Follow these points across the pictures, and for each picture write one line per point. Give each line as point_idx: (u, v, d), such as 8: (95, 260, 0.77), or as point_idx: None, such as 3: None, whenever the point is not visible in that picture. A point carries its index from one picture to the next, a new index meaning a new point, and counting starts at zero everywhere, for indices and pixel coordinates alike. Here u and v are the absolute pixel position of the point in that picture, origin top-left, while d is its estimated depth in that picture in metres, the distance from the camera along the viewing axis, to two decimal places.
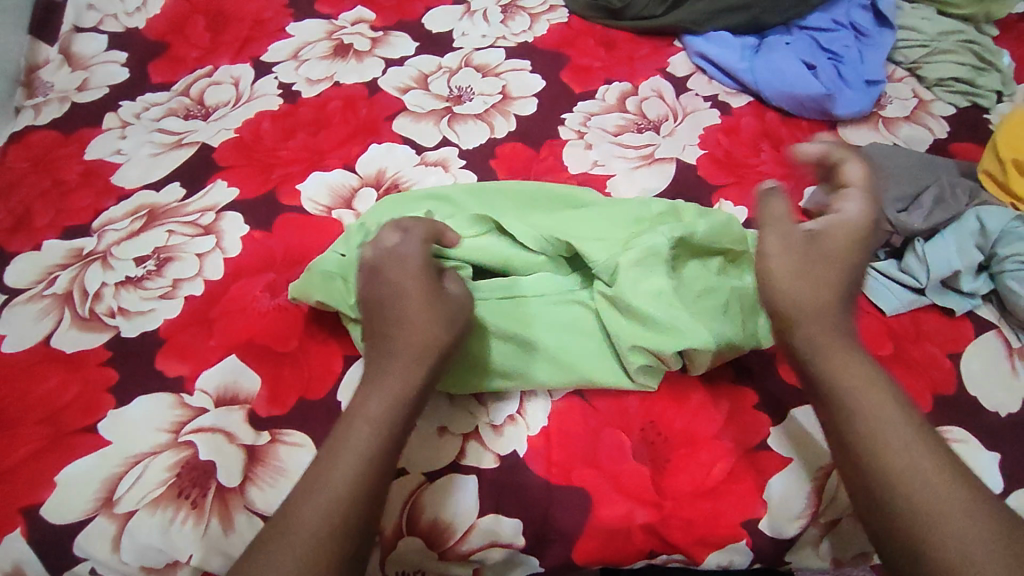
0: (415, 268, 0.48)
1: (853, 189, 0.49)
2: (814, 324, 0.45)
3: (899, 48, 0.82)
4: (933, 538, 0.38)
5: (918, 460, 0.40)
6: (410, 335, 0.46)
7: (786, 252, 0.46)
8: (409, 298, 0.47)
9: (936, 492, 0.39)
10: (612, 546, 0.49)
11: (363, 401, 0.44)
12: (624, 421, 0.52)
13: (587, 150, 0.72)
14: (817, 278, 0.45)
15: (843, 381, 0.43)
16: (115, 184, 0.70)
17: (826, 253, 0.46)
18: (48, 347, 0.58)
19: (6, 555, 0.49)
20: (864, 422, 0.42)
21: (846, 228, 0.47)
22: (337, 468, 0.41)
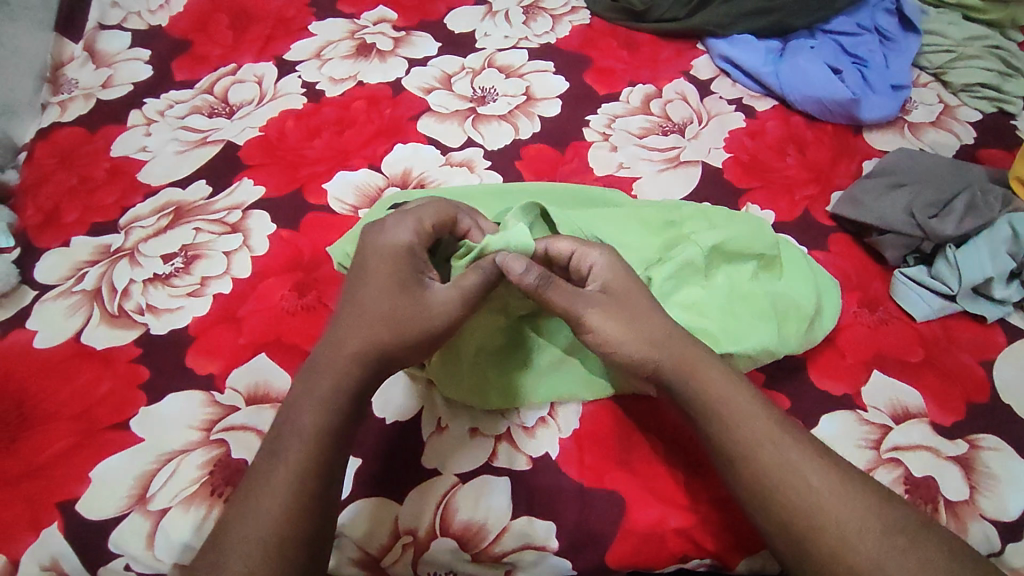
0: (388, 269, 0.49)
1: (582, 248, 0.51)
2: (670, 358, 0.48)
3: (924, 53, 0.81)
4: (819, 526, 0.42)
5: (793, 455, 0.45)
6: (350, 342, 0.47)
7: (600, 317, 0.48)
8: (368, 306, 0.48)
9: (812, 481, 0.44)
10: (646, 551, 0.49)
11: (293, 416, 0.45)
12: (658, 424, 0.53)
13: (612, 152, 0.72)
14: (643, 334, 0.48)
15: (716, 395, 0.47)
16: (142, 181, 0.70)
17: (626, 306, 0.49)
18: (78, 344, 0.58)
19: (42, 551, 0.49)
20: (744, 430, 0.46)
21: (617, 274, 0.50)
22: (270, 485, 0.43)
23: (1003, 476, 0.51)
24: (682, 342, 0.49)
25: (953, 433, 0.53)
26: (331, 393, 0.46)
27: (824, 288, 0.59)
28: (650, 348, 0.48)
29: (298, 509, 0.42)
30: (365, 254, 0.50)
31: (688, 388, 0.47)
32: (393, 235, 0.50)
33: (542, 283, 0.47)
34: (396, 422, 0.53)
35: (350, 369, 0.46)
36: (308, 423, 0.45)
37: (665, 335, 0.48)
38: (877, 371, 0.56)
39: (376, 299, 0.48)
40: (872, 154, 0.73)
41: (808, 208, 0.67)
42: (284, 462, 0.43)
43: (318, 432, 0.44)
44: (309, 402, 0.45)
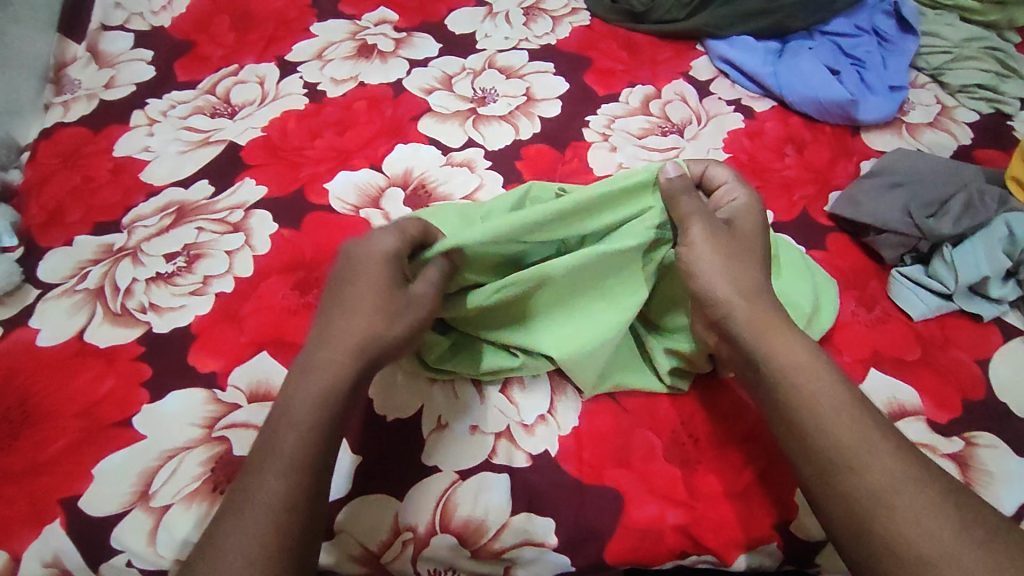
0: (376, 269, 0.49)
1: (733, 184, 0.57)
2: (748, 312, 0.49)
3: (922, 54, 0.82)
4: (890, 505, 0.42)
5: (869, 433, 0.44)
6: (343, 337, 0.47)
7: (703, 234, 0.51)
8: (361, 304, 0.48)
9: (884, 461, 0.43)
10: (643, 546, 0.49)
11: (287, 404, 0.46)
12: (655, 421, 0.53)
13: (612, 152, 0.73)
14: (735, 280, 0.51)
15: (788, 361, 0.47)
16: (144, 181, 0.70)
17: (733, 244, 0.52)
18: (81, 342, 0.58)
19: (44, 546, 0.50)
20: (817, 400, 0.46)
21: (748, 218, 0.54)
22: (268, 481, 0.43)
23: (998, 473, 0.52)
24: (758, 300, 0.50)
25: (949, 431, 0.54)
26: (328, 387, 0.46)
27: (822, 287, 0.59)
28: (734, 292, 0.50)
29: (292, 501, 0.43)
30: (352, 261, 0.50)
31: (760, 352, 0.48)
32: (378, 241, 0.51)
33: (670, 199, 0.53)
34: (395, 420, 0.53)
35: (346, 363, 0.47)
36: (302, 413, 0.45)
37: (753, 280, 0.51)
38: (874, 370, 0.57)
39: (364, 306, 0.48)
40: (870, 155, 0.73)
41: (806, 208, 0.67)
42: (280, 457, 0.44)
43: (315, 425, 0.45)
44: (303, 395, 0.46)
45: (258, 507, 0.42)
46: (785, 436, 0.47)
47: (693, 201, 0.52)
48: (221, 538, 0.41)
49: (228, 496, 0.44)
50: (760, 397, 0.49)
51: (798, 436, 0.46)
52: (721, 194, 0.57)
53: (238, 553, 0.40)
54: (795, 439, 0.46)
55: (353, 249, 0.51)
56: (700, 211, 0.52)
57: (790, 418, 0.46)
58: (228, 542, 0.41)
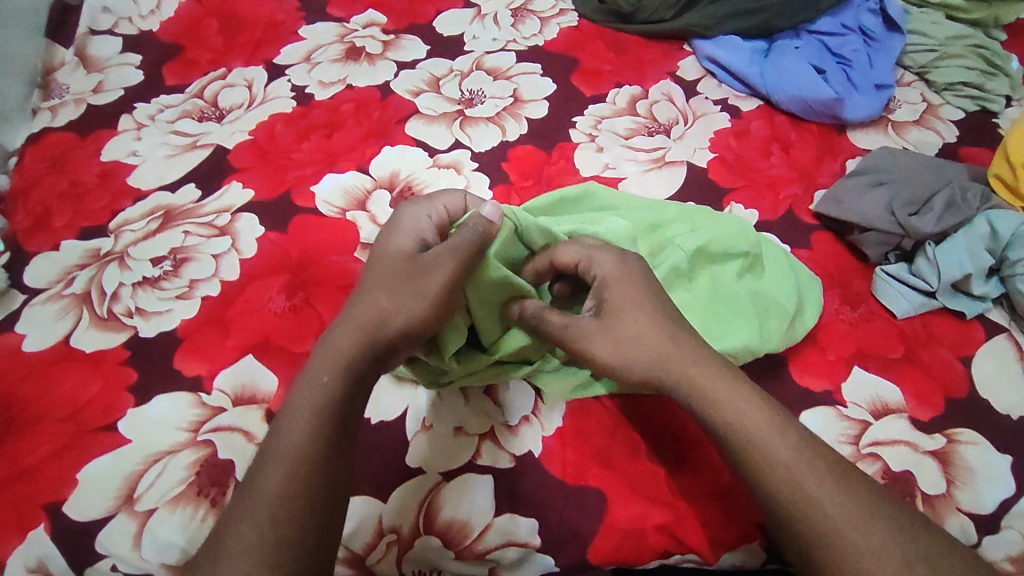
0: (401, 246, 0.50)
1: (593, 255, 0.51)
2: (676, 375, 0.47)
3: (908, 52, 0.82)
4: (833, 553, 0.42)
5: (812, 481, 0.44)
6: (358, 319, 0.48)
7: (592, 332, 0.49)
8: (381, 283, 0.49)
9: (829, 511, 0.43)
10: (627, 546, 0.49)
11: (294, 399, 0.46)
12: (639, 421, 0.54)
13: (598, 152, 0.73)
14: (630, 362, 0.48)
15: (733, 417, 0.46)
16: (131, 185, 0.70)
17: (616, 326, 0.49)
18: (67, 347, 0.59)
19: (29, 551, 0.50)
20: (764, 456, 0.44)
21: (617, 285, 0.50)
22: (272, 474, 0.43)
23: (979, 470, 0.52)
24: (689, 359, 0.48)
25: (931, 428, 0.54)
26: (336, 370, 0.46)
27: (806, 285, 0.59)
28: (648, 374, 0.48)
29: (301, 491, 0.43)
30: (385, 238, 0.51)
31: (699, 411, 0.47)
32: (404, 219, 0.52)
33: (535, 319, 0.50)
34: (380, 421, 0.53)
35: (352, 349, 0.47)
36: (307, 405, 0.45)
37: (667, 349, 0.48)
38: (857, 367, 0.57)
39: (382, 282, 0.49)
40: (855, 154, 0.73)
41: (791, 207, 0.68)
42: (284, 448, 0.44)
43: (320, 415, 0.45)
44: (309, 385, 0.46)
45: (263, 500, 0.43)
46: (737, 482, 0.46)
47: (555, 312, 0.50)
48: (230, 532, 0.42)
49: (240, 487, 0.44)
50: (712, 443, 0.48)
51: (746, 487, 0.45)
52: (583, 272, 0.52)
53: (244, 548, 0.41)
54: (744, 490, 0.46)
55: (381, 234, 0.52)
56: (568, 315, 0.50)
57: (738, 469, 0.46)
58: (236, 535, 0.42)
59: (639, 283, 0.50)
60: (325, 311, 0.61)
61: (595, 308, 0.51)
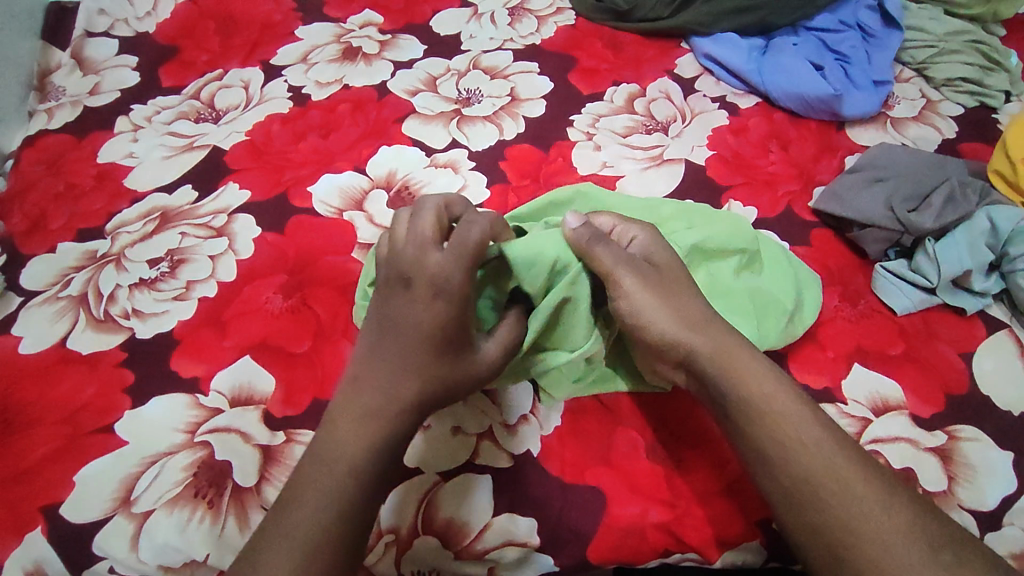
0: (442, 312, 0.46)
1: (623, 224, 0.54)
2: (710, 345, 0.48)
3: (906, 48, 0.82)
4: (856, 531, 0.42)
5: (835, 461, 0.44)
6: (397, 390, 0.46)
7: (638, 283, 0.49)
8: (417, 356, 0.46)
9: (853, 490, 0.43)
10: (627, 546, 0.49)
11: (329, 453, 0.44)
12: (638, 421, 0.53)
13: (596, 151, 0.72)
14: (678, 316, 0.49)
15: (754, 392, 0.46)
16: (128, 187, 0.70)
17: (666, 282, 0.50)
18: (64, 349, 0.58)
19: (25, 555, 0.49)
20: (785, 433, 0.45)
21: (660, 253, 0.52)
22: (305, 527, 0.42)
23: (980, 467, 0.52)
24: (716, 332, 0.49)
25: (932, 425, 0.54)
26: (376, 434, 0.45)
27: (805, 282, 0.59)
28: (686, 331, 0.48)
29: (337, 548, 0.42)
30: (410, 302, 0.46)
31: (723, 382, 0.47)
32: (445, 274, 0.46)
33: (590, 246, 0.50)
34: None
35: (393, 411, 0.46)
36: (336, 455, 0.44)
37: (703, 313, 0.50)
38: (857, 365, 0.57)
39: (426, 351, 0.46)
40: (854, 150, 0.73)
41: (789, 204, 0.67)
42: (321, 502, 0.43)
43: (354, 475, 0.44)
44: (343, 441, 0.44)
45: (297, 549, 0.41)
46: (750, 463, 0.46)
47: (609, 249, 0.50)
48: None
49: (258, 535, 0.43)
50: (727, 427, 0.48)
51: (766, 464, 0.45)
52: (619, 235, 0.54)
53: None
54: (761, 471, 0.45)
55: (396, 293, 0.47)
56: (620, 255, 0.50)
57: (756, 449, 0.45)
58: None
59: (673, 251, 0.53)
60: (322, 312, 0.60)
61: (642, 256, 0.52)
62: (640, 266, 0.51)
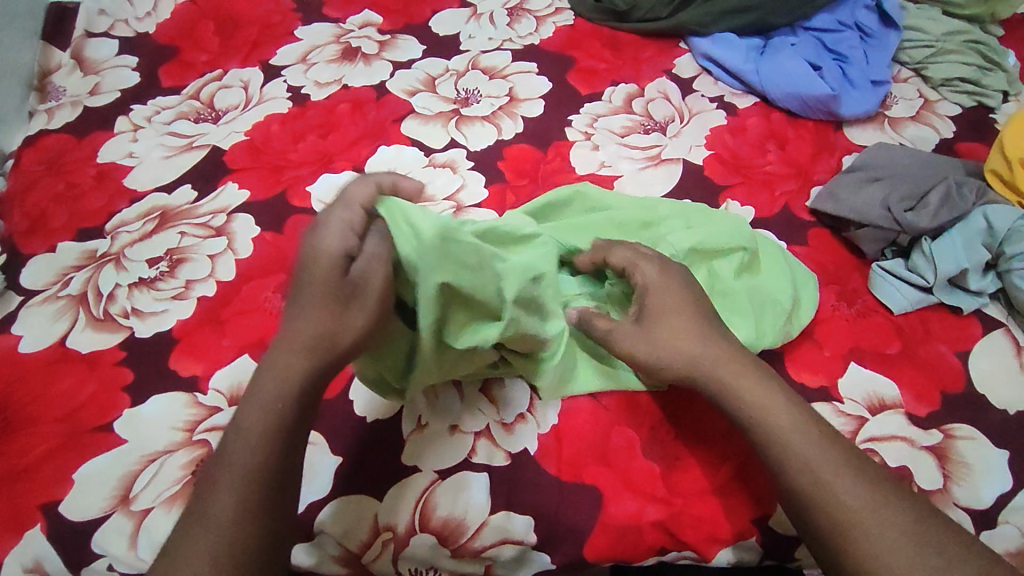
0: (321, 253, 0.44)
1: (632, 264, 0.52)
2: (713, 369, 0.48)
3: (904, 48, 0.82)
4: (848, 541, 0.43)
5: (831, 471, 0.44)
6: (294, 341, 0.44)
7: (636, 347, 0.49)
8: (308, 301, 0.44)
9: (849, 500, 0.43)
10: (623, 544, 0.50)
11: (241, 414, 0.44)
12: (635, 418, 0.54)
13: (594, 151, 0.73)
14: (678, 365, 0.49)
15: (756, 406, 0.47)
16: (128, 186, 0.70)
17: (664, 334, 0.49)
18: (63, 348, 0.59)
19: (26, 551, 0.50)
20: (781, 445, 0.46)
21: (655, 293, 0.51)
22: (220, 494, 0.42)
23: (976, 466, 0.52)
24: (714, 353, 0.49)
25: (928, 424, 0.54)
26: (279, 392, 0.44)
27: (802, 282, 0.59)
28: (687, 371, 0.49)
29: (247, 513, 0.42)
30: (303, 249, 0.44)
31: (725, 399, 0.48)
32: (325, 219, 0.45)
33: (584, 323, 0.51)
34: (376, 420, 0.54)
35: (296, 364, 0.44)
36: (249, 424, 0.43)
37: (704, 348, 0.49)
38: (854, 363, 0.57)
39: (313, 299, 0.44)
40: (852, 150, 0.73)
41: (787, 203, 0.67)
42: (231, 467, 0.43)
43: (262, 435, 0.43)
44: (254, 403, 0.44)
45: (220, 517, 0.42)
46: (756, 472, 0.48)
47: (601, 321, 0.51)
48: (185, 546, 0.41)
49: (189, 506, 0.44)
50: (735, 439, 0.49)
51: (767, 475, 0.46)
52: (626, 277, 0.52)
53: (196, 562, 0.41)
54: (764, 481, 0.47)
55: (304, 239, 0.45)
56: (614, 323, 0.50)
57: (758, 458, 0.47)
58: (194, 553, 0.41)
59: (680, 288, 0.51)
60: None
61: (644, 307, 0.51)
62: (635, 326, 0.50)
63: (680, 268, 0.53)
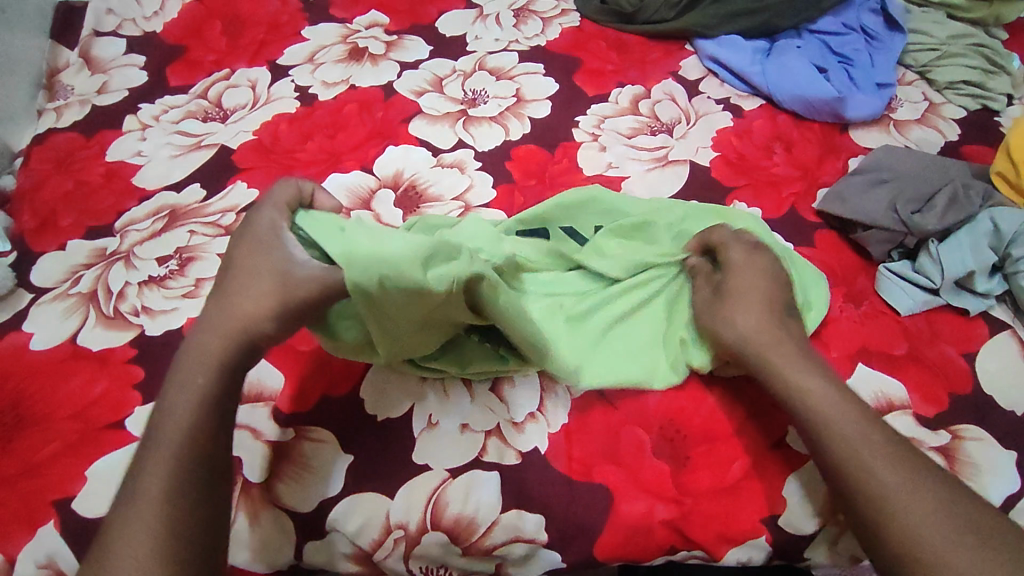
0: (246, 247, 0.49)
1: (731, 244, 0.56)
2: (758, 346, 0.51)
3: (909, 52, 0.82)
4: (888, 515, 0.43)
5: (869, 451, 0.46)
6: (219, 325, 0.48)
7: (718, 314, 0.53)
8: (233, 292, 0.49)
9: (885, 478, 0.44)
10: (633, 542, 0.50)
11: (173, 397, 0.46)
12: (644, 418, 0.54)
13: (601, 152, 0.73)
14: (747, 329, 0.52)
15: (797, 386, 0.49)
16: (137, 185, 0.71)
17: (740, 302, 0.52)
18: (74, 345, 0.59)
19: (38, 548, 0.50)
20: (826, 425, 0.47)
21: (739, 270, 0.54)
22: (149, 476, 0.44)
23: (983, 466, 0.52)
24: (767, 335, 0.51)
25: (936, 424, 0.54)
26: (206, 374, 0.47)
27: (811, 281, 0.60)
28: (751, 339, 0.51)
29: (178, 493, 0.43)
30: (232, 243, 0.50)
31: (768, 377, 0.50)
32: (255, 219, 0.50)
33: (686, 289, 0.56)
34: (386, 419, 0.54)
35: (221, 348, 0.48)
36: (177, 407, 0.46)
37: (761, 325, 0.52)
38: (862, 364, 0.57)
39: (237, 281, 0.49)
40: (858, 152, 0.74)
41: (794, 205, 0.68)
42: (161, 451, 0.45)
43: (190, 415, 0.46)
44: (181, 387, 0.47)
45: (153, 500, 0.43)
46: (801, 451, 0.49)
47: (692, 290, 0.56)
48: (116, 530, 0.42)
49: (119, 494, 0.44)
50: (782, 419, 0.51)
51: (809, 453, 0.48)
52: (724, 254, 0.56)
53: (131, 543, 0.41)
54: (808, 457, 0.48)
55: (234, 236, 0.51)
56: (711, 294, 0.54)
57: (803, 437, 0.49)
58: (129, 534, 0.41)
59: (765, 267, 0.54)
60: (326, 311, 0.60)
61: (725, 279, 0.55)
62: (718, 297, 0.54)
63: (772, 261, 0.55)
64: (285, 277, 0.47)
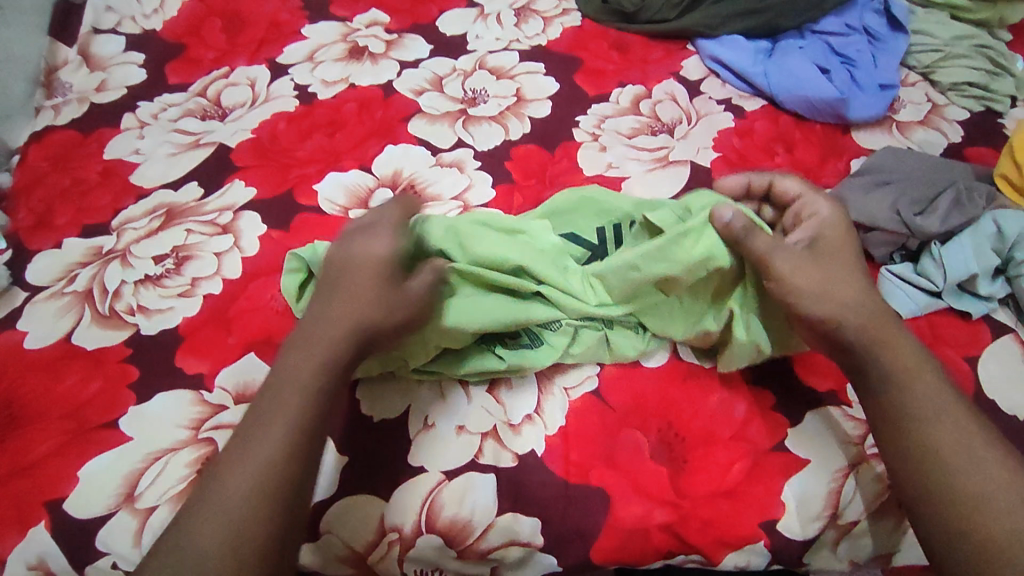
0: (371, 267, 0.50)
1: (811, 197, 0.56)
2: (859, 320, 0.50)
3: (912, 52, 0.82)
4: (981, 511, 0.44)
5: (971, 446, 0.46)
6: (328, 333, 0.48)
7: (789, 266, 0.51)
8: (348, 299, 0.49)
9: (988, 473, 0.45)
10: (632, 546, 0.50)
11: (277, 397, 0.46)
12: (643, 421, 0.53)
13: (601, 152, 0.72)
14: (839, 297, 0.50)
15: (903, 369, 0.49)
16: (134, 183, 0.70)
17: (833, 261, 0.52)
18: (69, 344, 0.58)
19: (29, 549, 0.50)
20: (927, 414, 0.47)
21: (833, 228, 0.54)
22: (234, 482, 0.43)
23: None
24: (876, 317, 0.50)
25: None
26: (313, 378, 0.47)
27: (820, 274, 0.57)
28: (837, 307, 0.50)
29: (270, 504, 0.43)
30: (343, 265, 0.50)
31: (868, 354, 0.50)
32: (373, 239, 0.51)
33: (739, 237, 0.51)
34: (382, 420, 0.53)
35: (332, 356, 0.48)
36: (274, 410, 0.46)
37: (854, 292, 0.51)
38: None
39: (341, 299, 0.49)
40: (861, 154, 0.73)
41: None
42: (252, 454, 0.44)
43: (286, 415, 0.45)
44: (282, 389, 0.46)
45: (227, 503, 0.43)
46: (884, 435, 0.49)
47: (761, 237, 0.51)
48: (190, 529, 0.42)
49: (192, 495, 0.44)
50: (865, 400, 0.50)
51: (899, 438, 0.48)
52: (802, 208, 0.56)
53: (206, 547, 0.42)
54: (897, 441, 0.48)
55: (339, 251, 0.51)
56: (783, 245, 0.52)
57: (893, 424, 0.48)
58: (188, 541, 0.42)
59: (846, 228, 0.55)
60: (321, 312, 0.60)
61: (804, 236, 0.54)
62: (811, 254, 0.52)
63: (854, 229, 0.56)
64: (370, 282, 0.50)
